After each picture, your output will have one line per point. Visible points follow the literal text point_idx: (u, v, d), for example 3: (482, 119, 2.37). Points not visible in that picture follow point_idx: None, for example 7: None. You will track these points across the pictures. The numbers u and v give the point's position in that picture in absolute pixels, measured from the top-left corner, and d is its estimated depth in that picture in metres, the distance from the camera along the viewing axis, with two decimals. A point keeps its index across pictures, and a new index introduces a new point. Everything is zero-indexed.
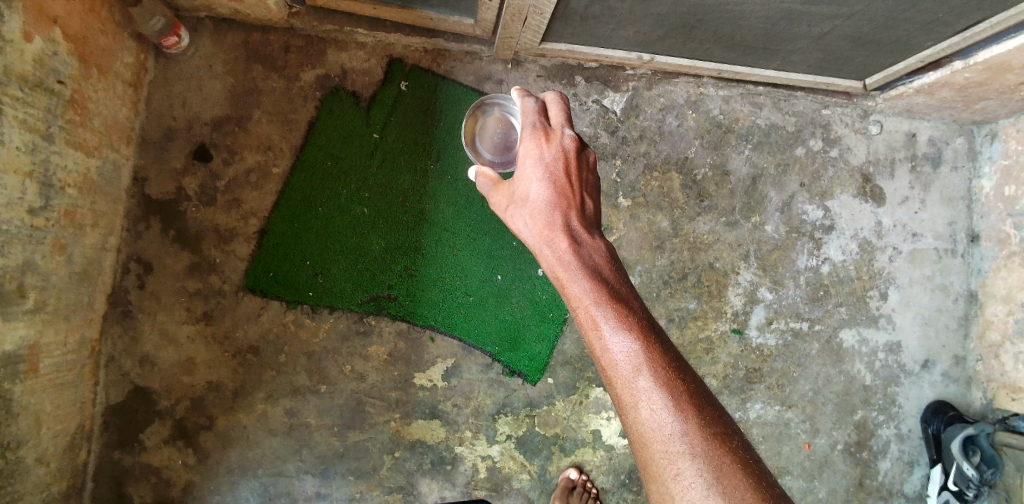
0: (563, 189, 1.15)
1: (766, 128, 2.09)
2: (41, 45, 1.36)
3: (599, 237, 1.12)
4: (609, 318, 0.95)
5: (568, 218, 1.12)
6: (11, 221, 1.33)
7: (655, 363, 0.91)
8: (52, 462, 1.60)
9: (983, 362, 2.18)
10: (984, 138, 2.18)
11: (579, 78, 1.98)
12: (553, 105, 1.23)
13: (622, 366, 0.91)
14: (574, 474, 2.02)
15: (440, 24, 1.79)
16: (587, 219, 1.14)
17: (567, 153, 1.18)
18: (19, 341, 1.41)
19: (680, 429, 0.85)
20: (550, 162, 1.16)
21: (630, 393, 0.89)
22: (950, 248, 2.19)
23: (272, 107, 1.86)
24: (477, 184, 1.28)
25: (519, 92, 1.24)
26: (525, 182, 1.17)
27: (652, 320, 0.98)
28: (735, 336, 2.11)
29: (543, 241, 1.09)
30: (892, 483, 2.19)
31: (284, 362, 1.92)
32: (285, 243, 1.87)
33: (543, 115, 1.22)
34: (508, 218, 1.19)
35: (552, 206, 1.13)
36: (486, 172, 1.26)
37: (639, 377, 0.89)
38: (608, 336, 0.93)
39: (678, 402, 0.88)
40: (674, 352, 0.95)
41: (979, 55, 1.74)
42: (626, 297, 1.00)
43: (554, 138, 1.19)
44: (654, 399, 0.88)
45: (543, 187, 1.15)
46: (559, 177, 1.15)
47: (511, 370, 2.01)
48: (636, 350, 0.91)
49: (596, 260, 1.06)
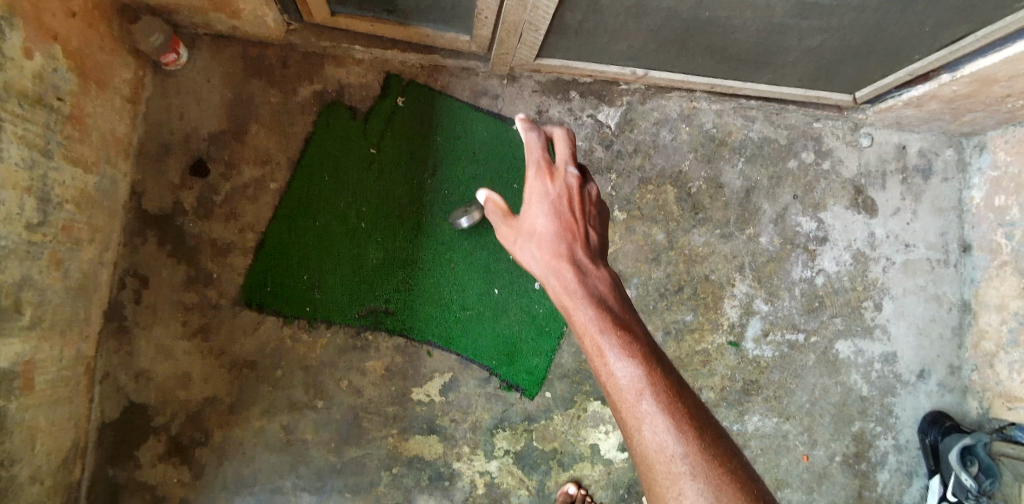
0: (568, 222, 1.20)
1: (759, 141, 2.12)
2: (40, 60, 1.37)
3: (604, 266, 1.16)
4: (613, 345, 0.96)
5: (574, 249, 1.16)
6: (9, 236, 1.33)
7: (658, 386, 0.91)
8: (46, 480, 1.58)
9: (978, 371, 2.19)
10: (973, 149, 2.21)
11: (574, 92, 2.00)
12: (559, 142, 1.30)
13: (626, 391, 0.91)
14: (572, 489, 2.00)
15: (437, 40, 1.81)
16: (592, 249, 1.18)
17: (570, 189, 1.25)
18: (15, 357, 1.40)
19: (683, 450, 0.85)
20: (554, 198, 1.23)
21: (634, 416, 0.89)
22: (943, 258, 2.21)
23: (270, 122, 1.88)
24: (486, 210, 1.35)
25: (523, 126, 1.30)
26: (531, 216, 1.23)
27: (655, 345, 0.99)
28: (732, 348, 2.12)
29: (550, 271, 1.13)
30: (890, 494, 2.19)
31: (281, 378, 1.90)
32: (281, 257, 1.87)
33: (547, 152, 1.29)
34: (516, 249, 1.24)
35: (558, 238, 1.18)
36: (496, 200, 1.34)
37: (642, 400, 0.89)
38: (612, 362, 0.94)
39: (680, 425, 0.88)
40: (676, 375, 0.96)
41: (966, 68, 1.76)
42: (630, 324, 1.02)
43: (557, 175, 1.26)
44: (658, 421, 0.88)
45: (549, 221, 1.20)
46: (564, 212, 1.22)
47: (508, 384, 2.00)
48: (639, 374, 0.92)
49: (601, 288, 1.09)
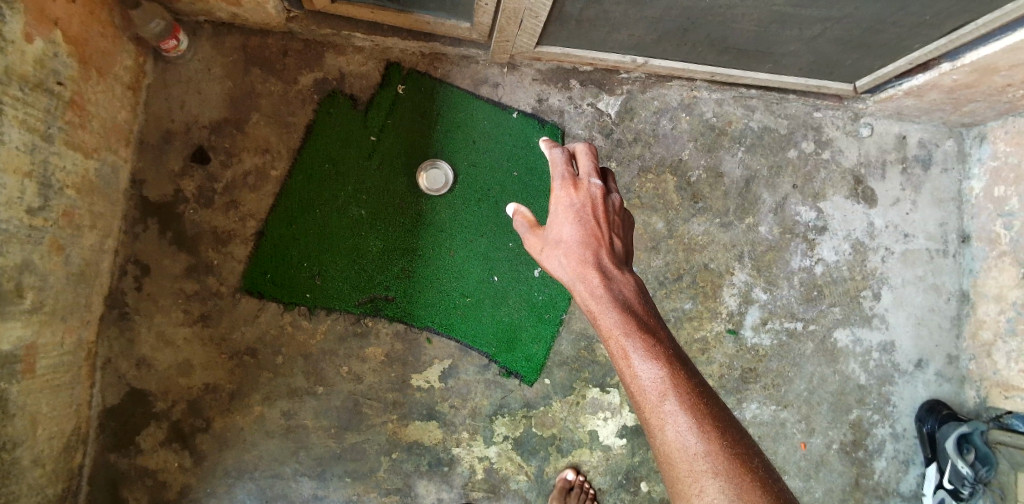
0: (593, 231, 1.21)
1: (758, 130, 2.12)
2: (41, 45, 1.37)
3: (628, 272, 1.17)
4: (638, 348, 0.98)
5: (600, 255, 1.17)
6: (10, 220, 1.34)
7: (680, 388, 0.94)
8: (47, 464, 1.60)
9: (975, 361, 2.19)
10: (973, 140, 2.21)
11: (574, 81, 2.01)
12: (582, 156, 1.31)
13: (649, 391, 0.94)
14: (570, 475, 2.03)
15: (437, 28, 1.81)
16: (617, 256, 1.20)
17: (594, 199, 1.25)
18: (17, 341, 1.41)
19: (704, 449, 0.88)
20: (579, 208, 1.23)
21: (657, 416, 0.93)
22: (942, 248, 2.22)
23: (270, 110, 1.88)
24: (512, 222, 1.35)
25: (547, 144, 1.32)
26: (557, 225, 1.23)
27: (677, 348, 1.02)
28: (730, 337, 2.13)
29: (577, 277, 1.14)
30: (887, 482, 2.20)
31: (281, 364, 1.92)
32: (282, 246, 1.88)
33: (570, 165, 1.30)
34: (542, 258, 1.24)
35: (584, 245, 1.18)
36: (524, 212, 1.34)
37: (665, 400, 0.93)
38: (637, 364, 0.97)
39: (702, 425, 0.91)
40: (697, 377, 0.98)
41: (966, 57, 1.76)
42: (654, 328, 1.04)
43: (581, 187, 1.26)
44: (680, 420, 0.91)
45: (574, 230, 1.21)
46: (589, 221, 1.22)
47: (507, 371, 2.01)
48: (662, 376, 0.95)
49: (626, 293, 1.11)
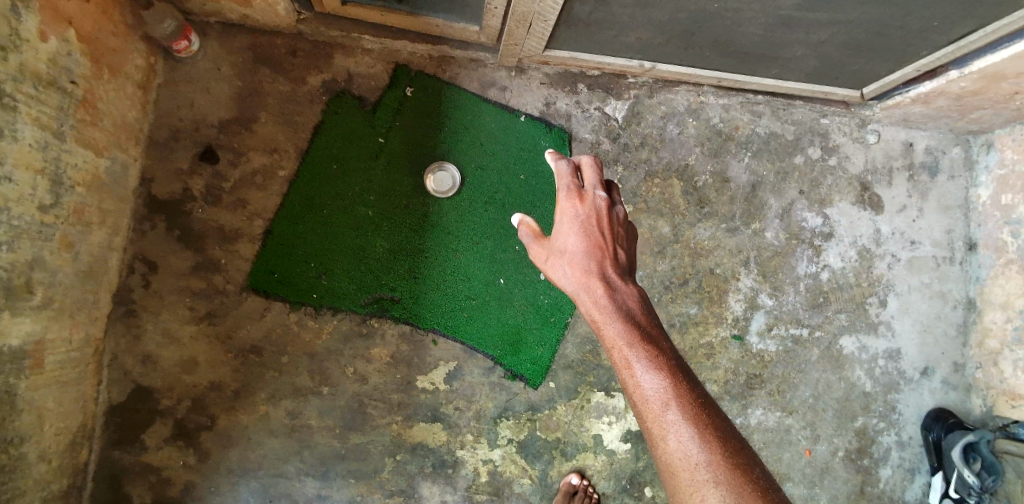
0: (598, 241, 1.21)
1: (765, 136, 2.13)
2: (55, 44, 1.38)
3: (632, 283, 1.17)
4: (641, 359, 0.98)
5: (604, 265, 1.17)
6: (21, 216, 1.34)
7: (683, 398, 0.94)
8: (53, 460, 1.60)
9: (981, 369, 2.18)
10: (980, 148, 2.21)
11: (581, 85, 2.02)
12: (588, 168, 1.31)
13: (653, 401, 0.94)
14: (575, 479, 2.02)
15: (446, 30, 1.82)
16: (621, 267, 1.20)
17: (600, 210, 1.25)
18: (25, 336, 1.41)
19: (706, 458, 0.88)
20: (585, 219, 1.23)
21: (659, 425, 0.92)
22: (949, 256, 2.21)
23: (278, 110, 1.89)
24: (517, 232, 1.35)
25: (553, 155, 1.32)
26: (562, 235, 1.23)
27: (681, 359, 1.02)
28: (735, 342, 2.13)
29: (581, 288, 1.14)
30: (892, 490, 2.19)
31: (286, 363, 1.92)
32: (289, 245, 1.89)
33: (576, 176, 1.30)
34: (547, 268, 1.24)
35: (589, 255, 1.18)
36: (529, 222, 1.35)
37: (668, 410, 0.93)
38: (640, 374, 0.97)
39: (704, 435, 0.90)
40: (700, 388, 0.98)
41: (974, 64, 1.76)
42: (658, 339, 1.04)
43: (587, 198, 1.26)
44: (683, 429, 0.91)
45: (579, 240, 1.21)
46: (594, 232, 1.22)
47: (512, 374, 2.01)
48: (666, 387, 0.95)
49: (630, 304, 1.11)
